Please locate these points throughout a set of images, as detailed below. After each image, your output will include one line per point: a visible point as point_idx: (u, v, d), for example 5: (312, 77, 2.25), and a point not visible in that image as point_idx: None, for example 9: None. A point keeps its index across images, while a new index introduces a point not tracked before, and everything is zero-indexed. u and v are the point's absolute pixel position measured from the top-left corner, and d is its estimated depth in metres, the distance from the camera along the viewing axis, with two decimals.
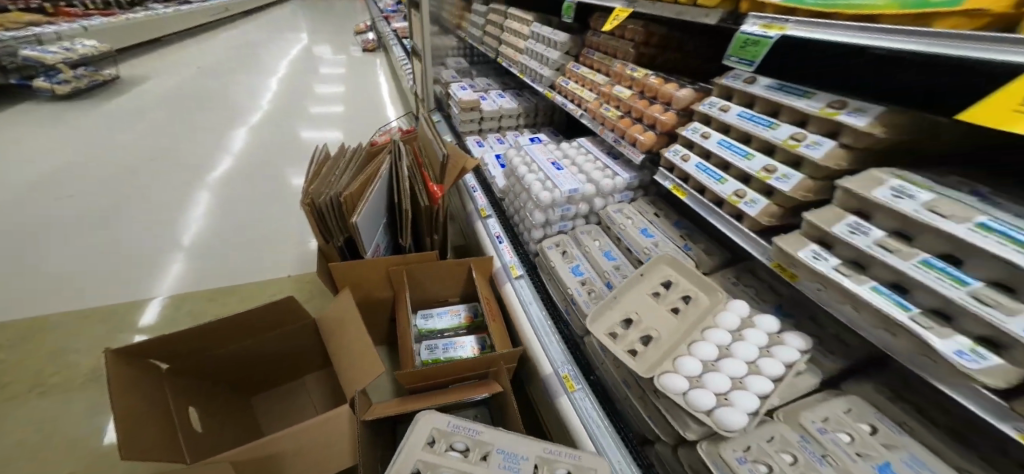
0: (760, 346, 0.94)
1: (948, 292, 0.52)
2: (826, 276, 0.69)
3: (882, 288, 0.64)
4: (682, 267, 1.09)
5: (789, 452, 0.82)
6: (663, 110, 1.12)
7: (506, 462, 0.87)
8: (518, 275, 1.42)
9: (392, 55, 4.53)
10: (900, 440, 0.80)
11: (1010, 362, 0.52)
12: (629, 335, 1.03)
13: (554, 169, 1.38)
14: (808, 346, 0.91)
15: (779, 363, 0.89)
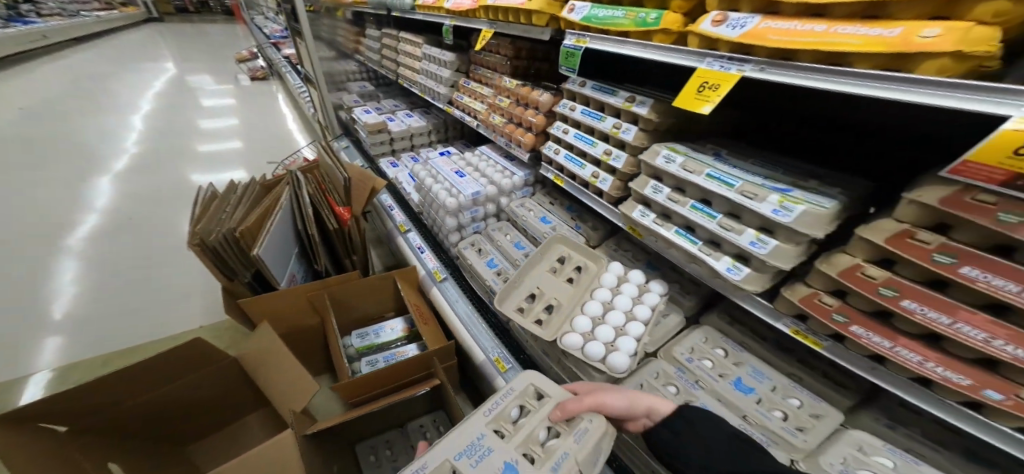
0: (634, 296, 1.12)
1: (705, 224, 0.76)
2: (649, 228, 0.90)
3: (682, 231, 0.85)
4: (573, 243, 1.26)
5: (672, 384, 0.96)
6: (535, 113, 1.29)
7: (481, 460, 0.75)
8: (442, 278, 1.50)
9: (286, 81, 4.42)
10: (742, 357, 1.00)
11: (754, 269, 0.74)
12: (536, 307, 1.15)
13: (457, 177, 1.55)
14: (666, 289, 1.13)
15: (648, 308, 1.08)
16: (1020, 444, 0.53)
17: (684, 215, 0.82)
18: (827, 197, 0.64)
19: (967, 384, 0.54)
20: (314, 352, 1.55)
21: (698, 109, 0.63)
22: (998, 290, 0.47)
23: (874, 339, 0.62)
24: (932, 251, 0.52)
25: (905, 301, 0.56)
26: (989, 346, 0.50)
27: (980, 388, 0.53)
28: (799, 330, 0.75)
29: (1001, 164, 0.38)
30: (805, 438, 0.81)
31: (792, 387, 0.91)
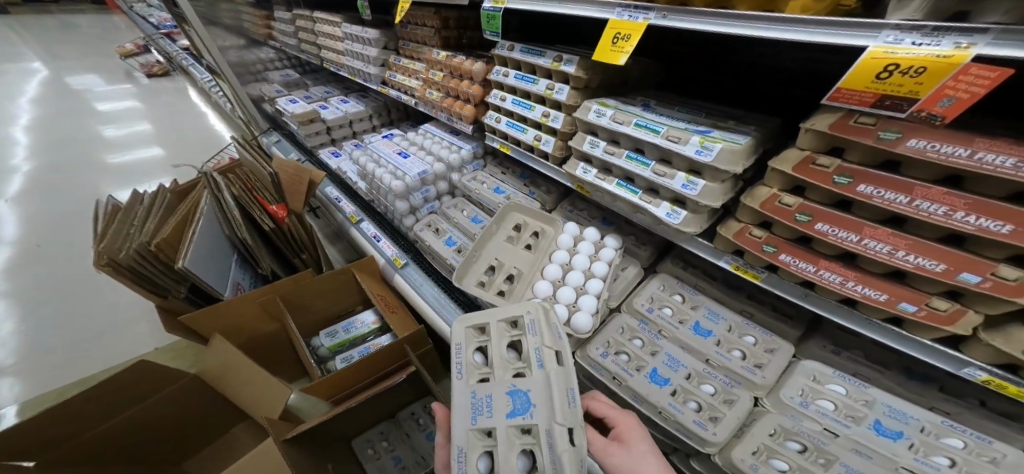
0: (591, 254, 1.16)
1: (640, 172, 0.79)
2: (593, 183, 0.92)
3: (622, 182, 0.87)
4: (527, 209, 1.27)
5: (637, 337, 1.02)
6: (470, 84, 1.25)
7: (491, 407, 0.75)
8: (403, 264, 1.45)
9: (194, 76, 3.97)
10: (698, 300, 1.07)
11: (691, 211, 0.78)
12: (496, 280, 1.16)
13: (401, 159, 1.50)
14: (621, 243, 1.17)
15: (604, 263, 1.12)
16: (941, 355, 0.60)
17: (620, 166, 0.84)
18: (744, 136, 0.68)
19: (884, 299, 0.60)
20: (279, 353, 1.49)
21: (615, 60, 0.67)
22: (891, 203, 0.53)
23: (801, 265, 0.68)
24: (831, 174, 0.57)
25: (819, 224, 0.62)
26: (893, 257, 0.56)
27: (894, 300, 0.59)
28: (739, 264, 0.80)
29: (868, 88, 0.45)
30: (763, 374, 0.89)
31: (746, 325, 0.99)
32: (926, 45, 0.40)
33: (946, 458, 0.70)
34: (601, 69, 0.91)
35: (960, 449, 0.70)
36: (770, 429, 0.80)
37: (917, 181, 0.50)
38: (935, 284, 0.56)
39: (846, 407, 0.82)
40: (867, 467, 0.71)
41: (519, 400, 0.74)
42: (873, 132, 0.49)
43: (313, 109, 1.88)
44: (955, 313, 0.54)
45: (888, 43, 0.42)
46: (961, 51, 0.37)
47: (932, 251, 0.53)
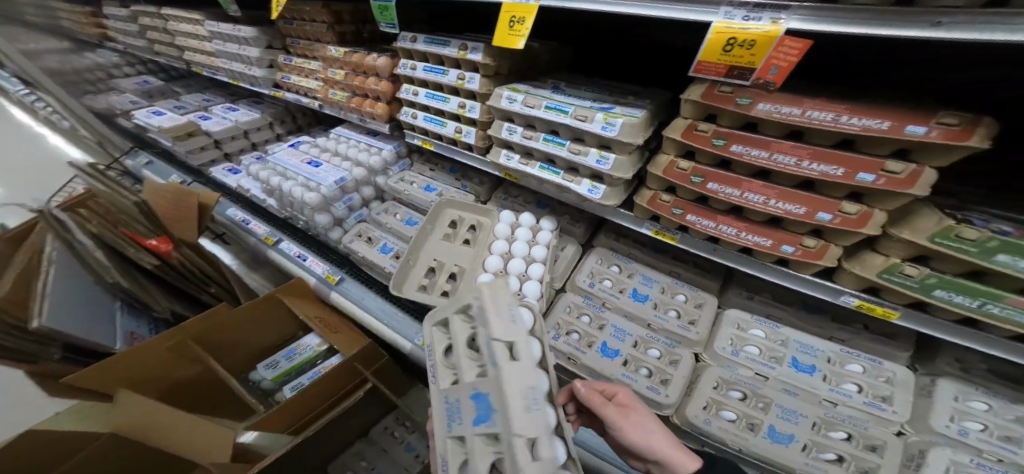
0: (530, 239, 1.17)
1: (558, 153, 0.80)
2: (518, 170, 0.93)
3: (545, 165, 0.89)
4: (461, 204, 1.24)
5: (584, 313, 1.07)
6: (377, 81, 1.18)
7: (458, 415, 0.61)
8: (337, 280, 1.35)
9: (10, 91, 3.22)
10: (631, 268, 1.13)
11: (609, 185, 0.82)
12: (439, 280, 1.13)
13: (313, 168, 1.38)
14: (556, 224, 1.20)
15: (543, 246, 1.14)
16: (823, 287, 0.69)
17: (539, 149, 0.86)
18: (641, 109, 0.73)
19: (769, 244, 0.68)
20: (211, 387, 1.30)
21: (513, 43, 0.68)
22: (755, 159, 0.59)
23: (703, 223, 0.74)
24: (710, 137, 0.62)
25: (710, 184, 0.68)
26: (769, 206, 0.63)
27: (776, 243, 0.67)
28: (659, 229, 0.85)
29: (719, 60, 0.50)
30: (697, 330, 0.98)
31: (676, 284, 1.08)
32: (752, 20, 0.46)
33: (855, 385, 0.84)
34: (506, 56, 0.90)
35: (861, 373, 0.84)
36: (714, 382, 0.89)
37: (772, 138, 0.57)
38: (802, 227, 0.65)
39: (768, 349, 0.93)
40: (797, 404, 0.83)
41: (479, 405, 0.58)
42: (732, 99, 0.55)
43: (192, 121, 1.66)
44: (821, 248, 0.63)
45: (727, 19, 0.47)
46: (776, 26, 0.43)
47: (795, 197, 0.60)
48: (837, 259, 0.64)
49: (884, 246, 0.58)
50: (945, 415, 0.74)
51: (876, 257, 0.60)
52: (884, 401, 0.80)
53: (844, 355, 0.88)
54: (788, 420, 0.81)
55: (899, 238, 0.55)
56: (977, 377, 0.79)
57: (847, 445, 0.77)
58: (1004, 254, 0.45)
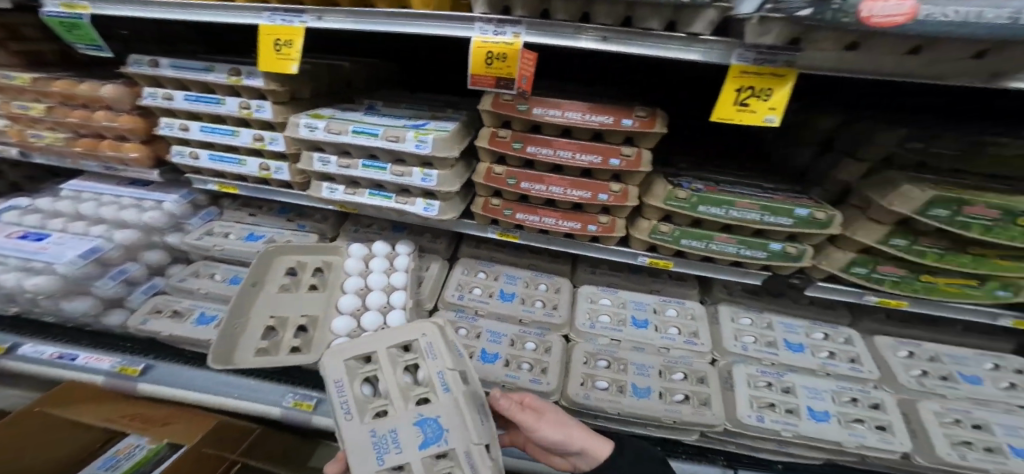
0: (386, 268, 1.08)
1: (383, 178, 0.75)
2: (348, 201, 0.84)
3: (376, 191, 0.82)
4: (292, 247, 1.03)
5: (460, 327, 1.03)
6: (110, 115, 0.95)
7: (398, 440, 0.63)
8: (139, 370, 1.00)
9: None
10: (494, 271, 1.16)
11: (443, 200, 0.80)
12: (284, 338, 0.93)
13: (33, 243, 0.98)
14: (412, 246, 1.13)
15: (402, 273, 1.06)
16: (625, 254, 0.84)
17: (361, 176, 0.79)
18: (452, 122, 0.74)
19: (577, 226, 0.77)
20: None
21: (285, 68, 0.65)
22: (548, 157, 0.64)
23: (529, 218, 0.77)
24: (510, 142, 0.64)
25: (524, 184, 0.70)
26: (567, 195, 0.69)
27: (583, 225, 0.77)
28: (501, 231, 0.87)
29: (485, 72, 0.53)
30: (559, 313, 1.06)
31: (536, 277, 1.15)
32: (500, 34, 0.50)
33: (677, 328, 1.05)
34: (296, 77, 0.80)
35: (676, 316, 1.08)
36: (583, 358, 0.98)
37: (553, 137, 0.63)
38: (597, 206, 0.76)
39: (616, 314, 1.07)
40: (644, 359, 0.99)
41: (427, 428, 0.64)
42: (514, 106, 0.59)
43: None
44: (612, 223, 0.76)
45: (481, 33, 0.50)
46: (515, 40, 0.49)
47: (583, 185, 0.69)
48: (623, 229, 0.80)
49: (645, 213, 0.78)
50: (730, 336, 1.02)
51: (643, 221, 0.79)
52: (694, 336, 1.03)
53: (663, 303, 1.10)
54: (642, 373, 0.96)
55: (650, 205, 0.75)
56: (737, 297, 1.12)
57: (685, 382, 0.95)
58: (702, 205, 0.69)
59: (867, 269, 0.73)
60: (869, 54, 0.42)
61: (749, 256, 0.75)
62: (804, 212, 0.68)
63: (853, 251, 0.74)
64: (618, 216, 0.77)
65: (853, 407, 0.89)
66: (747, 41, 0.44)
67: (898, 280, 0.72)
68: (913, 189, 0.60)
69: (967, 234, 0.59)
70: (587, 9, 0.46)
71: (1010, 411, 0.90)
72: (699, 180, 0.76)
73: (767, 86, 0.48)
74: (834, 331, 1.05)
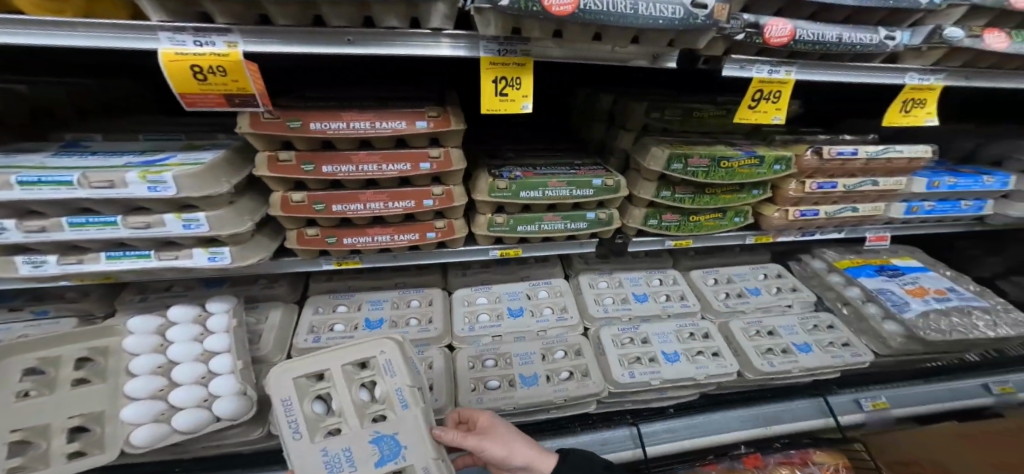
0: (196, 333, 0.86)
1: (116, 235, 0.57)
2: (73, 272, 0.63)
3: (116, 252, 0.63)
4: (36, 339, 0.76)
5: None
6: None
7: (353, 457, 0.62)
8: None
9: None
10: (355, 300, 1.10)
11: (232, 243, 0.66)
12: (54, 447, 0.68)
13: None
14: (232, 298, 0.92)
15: (221, 332, 0.86)
16: (477, 252, 0.93)
17: (80, 238, 0.59)
18: (213, 151, 0.63)
19: (416, 237, 0.80)
20: None
21: None
22: (348, 173, 0.62)
23: (358, 240, 0.75)
24: (297, 164, 0.60)
25: (334, 206, 0.67)
26: (389, 208, 0.70)
27: (421, 234, 0.80)
28: (338, 259, 0.81)
29: (206, 91, 0.49)
30: (435, 325, 1.07)
31: (405, 295, 1.14)
32: (204, 44, 0.45)
33: (550, 307, 1.18)
34: None
35: (547, 295, 1.21)
36: (468, 363, 1.01)
37: (350, 151, 0.62)
38: (428, 214, 0.80)
39: (493, 309, 1.15)
40: (526, 347, 1.07)
41: (383, 445, 0.64)
42: (283, 124, 0.56)
43: None
44: (449, 226, 0.82)
45: (175, 46, 0.44)
46: (230, 50, 0.45)
47: (402, 195, 0.70)
48: (465, 228, 0.88)
49: (480, 210, 0.88)
50: (593, 301, 1.21)
51: (480, 217, 0.88)
52: (564, 311, 1.17)
53: (533, 287, 1.23)
54: (524, 360, 1.03)
55: (481, 200, 0.85)
56: (592, 265, 1.33)
57: (566, 359, 1.06)
58: (523, 191, 0.84)
59: (657, 219, 1.01)
60: (568, 47, 0.56)
61: (573, 227, 0.93)
62: (598, 182, 0.89)
63: (644, 206, 1.00)
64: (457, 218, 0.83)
65: (693, 341, 1.11)
66: (480, 34, 0.51)
67: (678, 225, 1.03)
68: (659, 151, 0.90)
69: (694, 178, 0.90)
70: (314, 12, 0.46)
71: (783, 309, 1.22)
72: (518, 168, 0.90)
73: (515, 76, 0.58)
74: (664, 275, 1.30)
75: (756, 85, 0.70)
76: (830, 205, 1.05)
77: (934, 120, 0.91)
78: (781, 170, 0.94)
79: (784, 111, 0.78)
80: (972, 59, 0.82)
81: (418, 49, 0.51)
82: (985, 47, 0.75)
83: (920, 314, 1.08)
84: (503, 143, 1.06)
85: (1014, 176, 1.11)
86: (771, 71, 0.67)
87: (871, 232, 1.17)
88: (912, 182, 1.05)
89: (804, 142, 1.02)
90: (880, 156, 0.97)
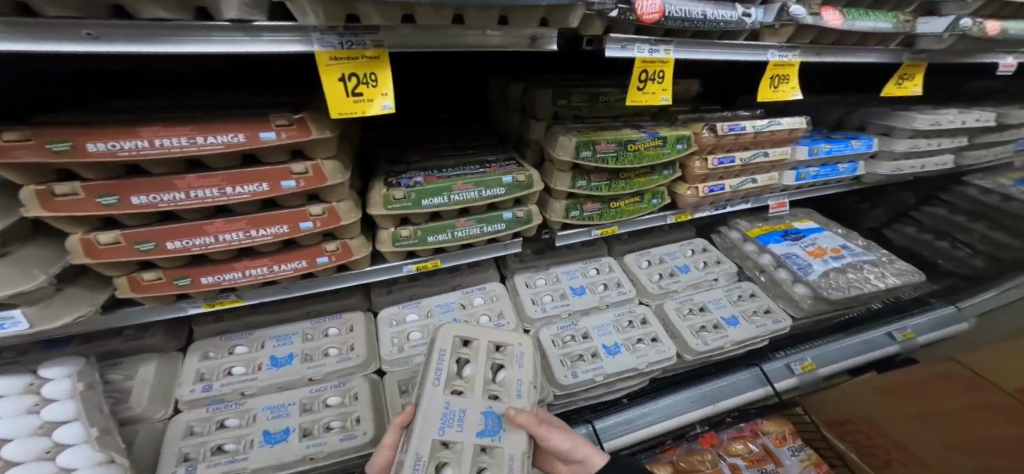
0: (31, 404, 0.71)
1: None
2: None
3: None
4: None
5: (229, 417, 0.85)
6: None
7: (463, 420, 0.64)
8: None
9: None
10: (251, 339, 0.98)
11: (24, 304, 0.53)
12: None
13: None
14: (77, 362, 0.74)
15: (62, 404, 0.70)
16: (387, 271, 0.85)
17: None
18: None
19: (305, 264, 0.70)
20: None
21: None
22: (177, 202, 0.51)
23: (225, 277, 0.65)
24: (94, 198, 0.48)
25: (172, 243, 0.56)
26: (253, 237, 0.60)
27: (310, 260, 0.70)
28: (208, 301, 0.72)
29: None
30: (357, 353, 0.99)
31: (321, 323, 1.04)
32: None
33: (487, 314, 1.10)
34: None
35: (483, 302, 1.13)
36: (400, 388, 0.95)
37: (173, 175, 0.50)
38: (315, 237, 0.70)
39: (425, 325, 1.07)
40: None
41: (491, 420, 0.65)
42: (39, 146, 0.42)
43: None
44: (344, 247, 0.72)
45: None
46: None
47: (267, 220, 0.60)
48: (369, 246, 0.79)
49: (382, 223, 0.78)
50: (530, 301, 1.15)
51: (383, 232, 0.79)
52: (500, 317, 1.10)
53: (467, 296, 1.15)
54: None
55: (380, 214, 0.75)
56: (529, 262, 1.27)
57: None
58: (425, 198, 0.75)
59: (579, 210, 0.98)
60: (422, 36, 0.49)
61: (492, 229, 0.87)
62: (509, 179, 0.83)
63: (564, 196, 0.96)
64: (353, 237, 0.73)
65: (633, 328, 1.11)
66: (307, 25, 0.42)
67: (600, 213, 1.01)
68: (567, 140, 0.86)
69: (606, 165, 0.89)
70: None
71: (710, 284, 1.26)
72: (420, 172, 0.81)
73: (368, 71, 0.50)
74: (601, 264, 1.26)
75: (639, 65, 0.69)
76: (732, 178, 1.09)
77: (799, 94, 0.95)
78: (684, 149, 0.96)
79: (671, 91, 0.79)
80: (818, 36, 0.87)
81: (211, 46, 0.40)
82: (824, 24, 0.80)
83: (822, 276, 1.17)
84: (409, 145, 0.97)
85: (877, 139, 1.21)
86: (652, 50, 0.66)
87: (772, 200, 1.23)
88: (796, 150, 1.11)
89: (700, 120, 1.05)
90: (766, 129, 1.02)
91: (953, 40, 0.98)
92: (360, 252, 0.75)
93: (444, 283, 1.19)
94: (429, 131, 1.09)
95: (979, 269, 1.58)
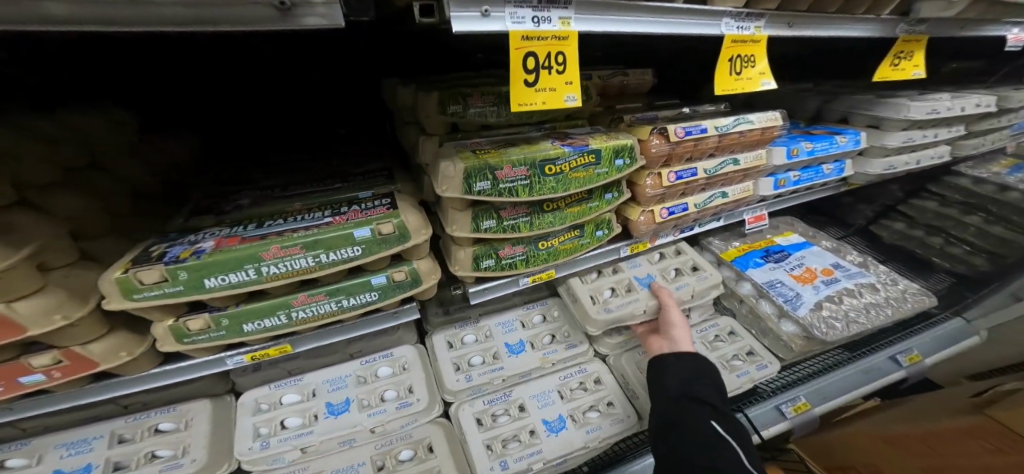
0: None
1: None
2: None
3: None
4: None
5: None
6: None
7: (633, 265, 1.00)
8: None
9: None
10: (34, 448, 0.64)
11: None
12: None
13: None
14: None
15: None
16: (197, 367, 0.61)
17: None
18: None
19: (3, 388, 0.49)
20: None
21: None
22: None
23: None
24: None
25: None
26: None
27: (8, 383, 0.48)
28: None
29: None
30: (193, 458, 0.68)
31: (145, 418, 0.71)
32: None
33: (393, 388, 0.83)
34: None
35: (388, 375, 0.85)
36: None
37: None
38: (5, 352, 0.47)
39: (306, 410, 0.78)
40: (350, 458, 0.76)
41: (645, 279, 0.97)
42: None
43: None
44: (73, 358, 0.50)
45: None
46: None
47: None
48: (147, 344, 0.56)
49: (155, 316, 0.54)
50: (452, 368, 0.88)
51: (159, 326, 0.55)
52: (409, 393, 0.83)
53: (368, 367, 0.86)
54: None
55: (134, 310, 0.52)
56: (456, 312, 0.99)
57: (412, 462, 0.76)
58: (206, 277, 0.52)
59: (494, 259, 0.74)
60: None
61: (358, 302, 0.65)
62: (365, 232, 0.59)
63: (469, 243, 0.71)
64: (90, 341, 0.51)
65: (581, 394, 0.89)
66: None
67: (526, 258, 0.76)
68: (451, 167, 0.60)
69: (515, 197, 0.65)
70: None
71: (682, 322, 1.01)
72: (220, 232, 0.59)
73: None
74: (547, 308, 1.02)
75: (519, 52, 0.47)
76: (696, 194, 0.85)
77: (771, 81, 0.72)
78: (627, 164, 0.72)
79: (579, 86, 0.55)
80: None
81: None
82: None
83: (812, 310, 0.96)
84: (259, 182, 0.79)
85: (864, 133, 1.00)
86: (538, 19, 0.45)
87: (748, 214, 0.99)
88: (773, 152, 0.88)
89: (650, 122, 0.81)
90: (732, 130, 0.78)
91: (963, 4, 0.78)
92: (113, 358, 0.53)
93: (337, 351, 0.88)
94: (309, 155, 0.92)
95: (984, 269, 1.36)
